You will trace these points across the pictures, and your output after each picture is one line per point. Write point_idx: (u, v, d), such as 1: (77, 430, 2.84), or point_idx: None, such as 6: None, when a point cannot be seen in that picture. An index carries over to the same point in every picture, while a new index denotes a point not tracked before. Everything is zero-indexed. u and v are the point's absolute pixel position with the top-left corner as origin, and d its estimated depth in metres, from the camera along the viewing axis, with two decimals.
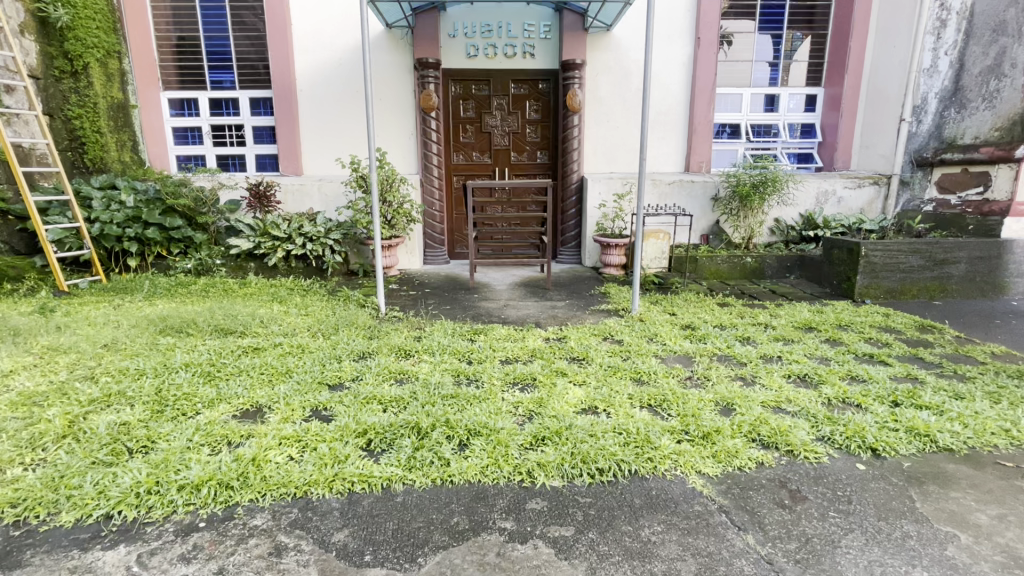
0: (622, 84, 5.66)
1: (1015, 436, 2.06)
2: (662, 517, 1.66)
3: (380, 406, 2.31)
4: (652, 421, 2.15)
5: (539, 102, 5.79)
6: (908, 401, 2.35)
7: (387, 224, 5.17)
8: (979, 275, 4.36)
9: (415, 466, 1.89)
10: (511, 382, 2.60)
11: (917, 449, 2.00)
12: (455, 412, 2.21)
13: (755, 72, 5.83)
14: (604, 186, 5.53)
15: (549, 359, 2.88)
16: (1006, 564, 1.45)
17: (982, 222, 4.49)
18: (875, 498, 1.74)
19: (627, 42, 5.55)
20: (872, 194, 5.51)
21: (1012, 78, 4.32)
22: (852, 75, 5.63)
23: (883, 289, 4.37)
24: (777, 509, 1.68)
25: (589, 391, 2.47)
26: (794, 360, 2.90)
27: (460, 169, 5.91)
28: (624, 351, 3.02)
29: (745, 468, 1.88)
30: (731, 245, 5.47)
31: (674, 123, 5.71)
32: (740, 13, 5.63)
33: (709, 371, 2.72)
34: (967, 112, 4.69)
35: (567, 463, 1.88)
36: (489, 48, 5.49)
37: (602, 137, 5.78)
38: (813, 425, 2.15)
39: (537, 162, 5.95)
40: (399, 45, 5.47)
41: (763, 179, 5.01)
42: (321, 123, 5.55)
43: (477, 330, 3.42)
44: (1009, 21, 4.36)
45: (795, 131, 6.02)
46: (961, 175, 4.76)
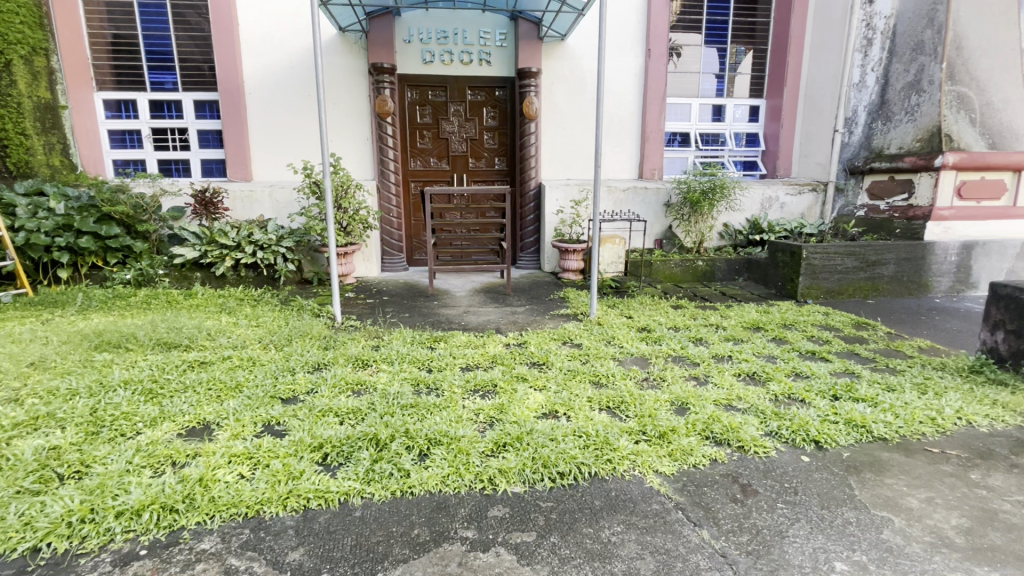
0: (577, 93, 5.77)
1: (940, 424, 2.23)
2: (622, 517, 1.69)
3: (337, 419, 2.25)
4: (611, 422, 2.19)
5: (496, 109, 5.84)
6: (846, 395, 2.50)
7: (342, 230, 5.05)
8: (906, 275, 4.70)
9: (373, 479, 1.85)
10: (472, 390, 2.59)
11: (855, 439, 2.13)
12: (415, 422, 2.17)
13: (702, 83, 6.09)
14: (561, 193, 5.60)
15: (509, 365, 2.89)
16: (934, 544, 1.56)
17: (907, 226, 4.83)
18: (819, 487, 1.84)
19: (581, 52, 5.68)
20: (811, 201, 5.85)
21: (931, 93, 4.71)
22: (791, 88, 5.96)
23: (823, 289, 4.64)
24: (730, 504, 1.75)
25: (549, 395, 2.49)
26: (742, 359, 3.03)
27: (417, 175, 5.87)
28: (583, 354, 3.07)
29: (699, 465, 1.95)
30: (683, 249, 5.67)
31: (627, 131, 5.87)
32: (688, 27, 5.88)
33: (664, 372, 2.80)
34: (892, 124, 5.06)
35: (528, 468, 1.89)
36: (445, 55, 5.47)
37: (558, 145, 5.86)
38: (762, 421, 2.25)
39: (495, 168, 5.99)
40: (353, 50, 5.38)
41: (712, 186, 5.22)
42: (272, 127, 5.37)
43: (437, 337, 3.38)
44: (927, 41, 4.76)
45: (740, 140, 6.32)
46: (888, 183, 5.09)
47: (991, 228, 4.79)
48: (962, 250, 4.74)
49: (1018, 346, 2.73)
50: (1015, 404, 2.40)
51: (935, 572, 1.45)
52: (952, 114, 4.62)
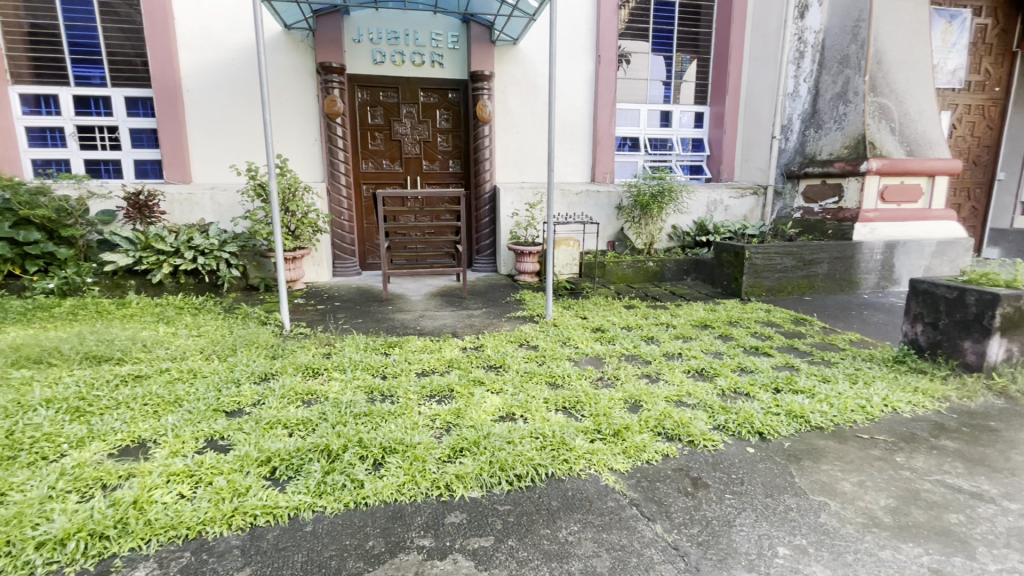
0: (530, 97, 5.82)
1: (869, 411, 2.39)
2: (578, 516, 1.70)
3: (286, 431, 2.16)
4: (567, 423, 2.22)
5: (449, 111, 5.81)
6: (787, 387, 2.65)
7: (290, 234, 4.88)
8: (838, 273, 5.02)
9: (325, 491, 1.79)
10: (428, 396, 2.55)
11: (795, 429, 2.26)
12: (368, 431, 2.12)
13: (651, 89, 6.29)
14: (516, 196, 5.64)
15: (466, 369, 2.87)
16: (866, 524, 1.67)
17: (838, 227, 5.16)
18: (763, 477, 1.93)
19: (533, 57, 5.73)
20: (752, 203, 6.15)
21: (856, 104, 5.05)
22: (732, 96, 6.26)
23: (764, 287, 4.88)
24: (682, 497, 1.81)
25: (506, 397, 2.49)
26: (691, 356, 3.14)
27: (369, 177, 5.74)
28: (540, 356, 3.10)
29: (652, 461, 2.00)
30: (635, 250, 5.82)
31: (579, 135, 5.98)
32: (635, 35, 6.08)
33: (618, 371, 2.86)
34: (823, 132, 5.40)
35: (485, 472, 1.88)
36: (396, 55, 5.39)
37: (512, 148, 5.88)
38: (710, 415, 2.34)
39: (449, 171, 5.95)
40: (300, 49, 5.22)
41: (661, 189, 5.40)
42: (212, 127, 5.11)
43: (392, 343, 3.32)
44: (851, 55, 5.11)
45: (687, 145, 6.57)
46: (820, 187, 5.43)
47: (910, 229, 5.20)
48: (887, 249, 5.10)
49: (935, 337, 2.97)
50: (933, 390, 2.61)
51: (867, 550, 1.55)
52: (875, 123, 4.98)
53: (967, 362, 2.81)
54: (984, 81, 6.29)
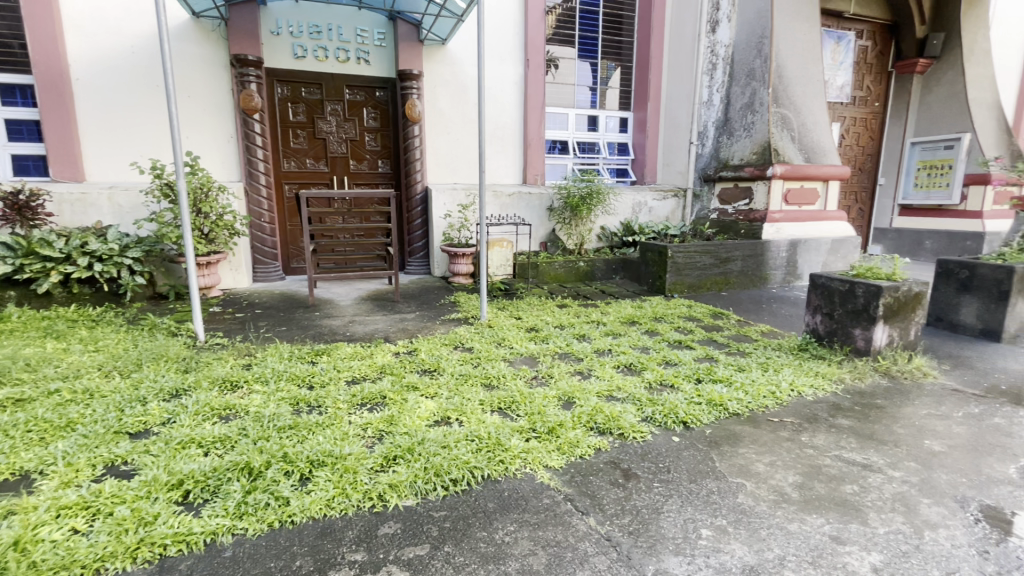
0: (460, 98, 5.78)
1: (779, 396, 2.61)
2: (515, 516, 1.71)
3: (200, 450, 1.99)
4: (502, 423, 2.22)
5: (377, 110, 5.65)
6: (707, 377, 2.82)
7: (203, 238, 4.52)
8: (750, 270, 5.42)
9: (246, 512, 1.67)
10: (358, 405, 2.46)
11: (715, 416, 2.41)
12: (294, 445, 2.01)
13: (578, 94, 6.48)
14: (448, 197, 5.58)
15: (398, 374, 2.80)
16: (777, 501, 1.81)
17: (750, 227, 5.57)
18: (688, 463, 2.04)
19: (462, 58, 5.70)
20: (674, 205, 6.51)
21: (762, 113, 5.48)
22: (653, 103, 6.59)
23: (686, 284, 5.18)
24: (614, 489, 1.87)
25: (440, 401, 2.46)
26: (621, 351, 3.26)
27: (292, 177, 5.46)
28: (474, 358, 3.09)
29: (585, 456, 2.06)
30: (566, 251, 5.97)
31: (510, 137, 6.03)
32: (562, 41, 6.26)
33: (552, 369, 2.92)
34: (734, 138, 5.82)
35: (420, 479, 1.84)
36: (319, 50, 5.18)
37: (442, 148, 5.80)
38: (639, 408, 2.45)
39: (378, 171, 5.78)
40: (210, 38, 4.86)
41: (589, 192, 5.57)
42: (108, 120, 4.63)
43: (319, 350, 3.17)
44: (757, 68, 5.54)
45: (613, 149, 6.82)
46: (733, 189, 5.85)
47: (810, 229, 5.72)
48: (791, 247, 5.57)
49: (832, 326, 3.28)
50: (831, 374, 2.89)
51: (778, 525, 1.68)
52: (778, 132, 5.43)
53: (858, 347, 3.14)
54: (867, 96, 7.09)
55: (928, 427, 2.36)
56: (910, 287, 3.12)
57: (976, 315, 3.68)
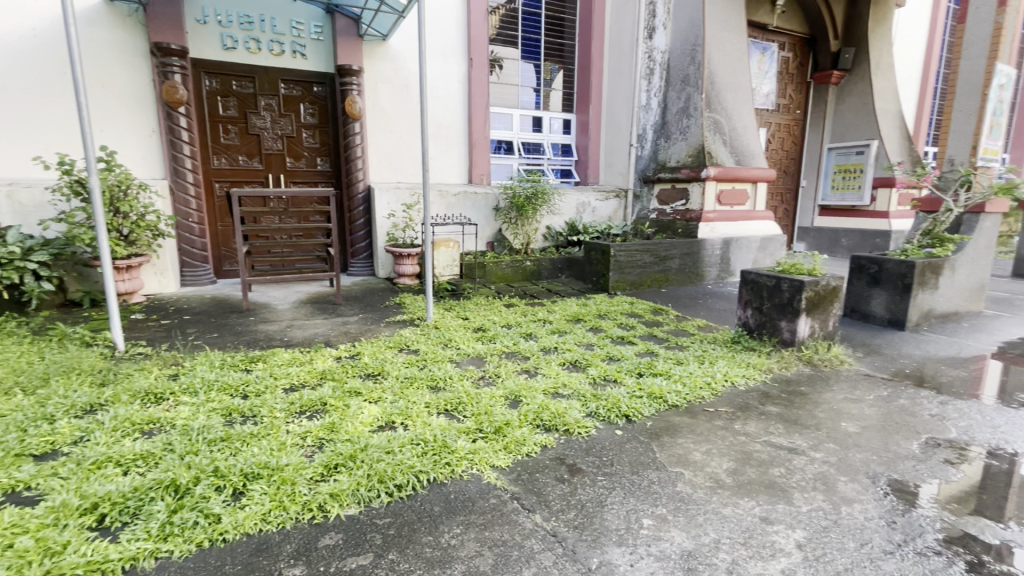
0: (403, 95, 5.66)
1: (714, 387, 2.75)
2: (461, 518, 1.70)
3: (119, 469, 1.84)
4: (448, 425, 2.20)
5: (315, 105, 5.44)
6: (648, 371, 2.93)
7: (122, 239, 4.20)
8: (687, 267, 5.67)
9: (172, 533, 1.55)
10: (297, 413, 2.35)
11: (656, 409, 2.50)
12: (226, 458, 1.89)
13: (522, 95, 6.54)
14: (392, 196, 5.46)
15: (340, 380, 2.70)
16: (713, 487, 1.90)
17: (687, 226, 5.83)
18: (630, 455, 2.10)
19: (404, 54, 5.58)
20: (616, 206, 6.66)
21: (696, 118, 5.74)
22: (595, 105, 6.76)
23: (628, 282, 5.34)
24: (559, 485, 1.89)
25: (384, 406, 2.40)
26: (567, 349, 3.32)
27: (223, 175, 5.16)
28: (420, 360, 3.04)
29: (532, 453, 2.07)
30: (513, 250, 5.99)
31: (455, 136, 5.99)
32: (506, 42, 6.30)
33: (499, 369, 2.92)
34: (671, 141, 6.06)
35: (363, 486, 1.79)
36: (251, 42, 4.95)
37: (385, 146, 5.66)
38: (584, 403, 2.50)
39: (317, 169, 5.56)
40: (126, 24, 4.50)
41: (534, 192, 5.62)
42: (5, 110, 4.18)
43: (254, 357, 3.01)
44: (691, 75, 5.79)
45: (557, 150, 6.92)
46: (671, 190, 6.09)
47: (741, 228, 6.06)
48: (724, 245, 5.88)
49: (761, 319, 3.48)
50: (761, 364, 3.07)
51: (713, 510, 1.77)
52: (711, 136, 5.71)
53: (784, 339, 3.36)
54: (789, 104, 7.59)
55: (844, 410, 2.56)
56: (829, 282, 3.37)
57: (884, 306, 4.03)
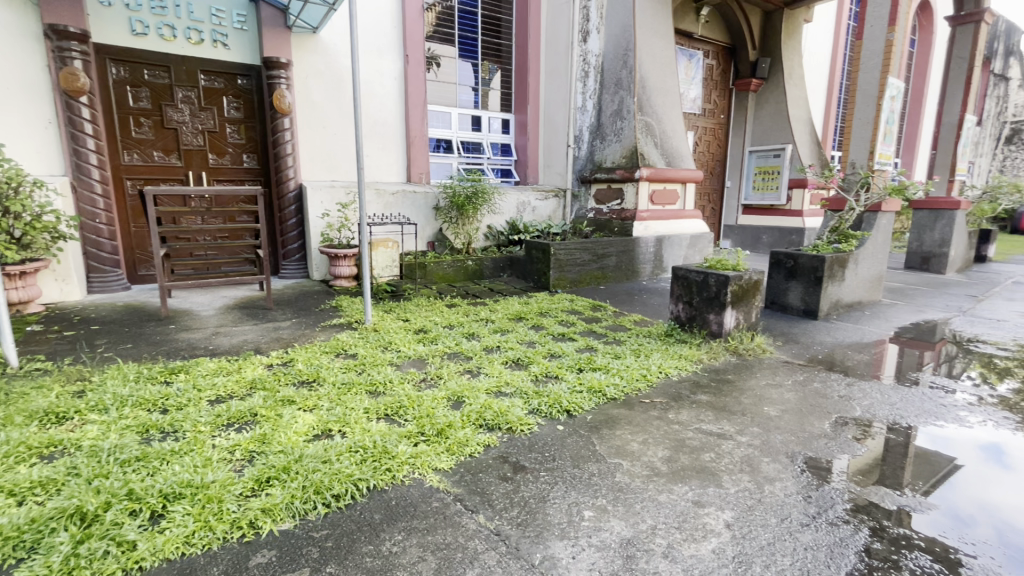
0: (336, 90, 5.45)
1: (649, 378, 2.87)
2: (403, 524, 1.66)
3: (12, 500, 1.64)
4: (389, 431, 2.15)
5: (239, 99, 5.13)
6: (587, 366, 3.00)
7: (13, 243, 3.77)
8: (624, 264, 5.87)
9: (76, 567, 1.40)
10: (224, 426, 2.21)
11: (595, 402, 2.57)
12: (142, 479, 1.74)
13: (460, 94, 6.50)
14: (325, 195, 5.25)
15: (272, 389, 2.56)
16: (649, 475, 1.98)
17: (623, 225, 6.03)
18: (571, 449, 2.15)
19: (336, 47, 5.38)
20: (555, 205, 6.76)
21: (629, 120, 5.96)
22: (533, 106, 6.83)
23: (568, 280, 5.45)
24: (502, 483, 1.90)
25: (320, 414, 2.30)
26: (509, 347, 3.34)
27: (136, 171, 4.76)
28: (358, 364, 2.94)
29: (474, 454, 2.07)
30: (454, 250, 5.94)
31: (391, 134, 5.85)
32: (443, 39, 6.24)
33: (441, 370, 2.89)
34: (606, 143, 6.25)
35: (298, 499, 1.71)
36: (164, 29, 4.58)
37: (318, 143, 5.42)
38: (526, 401, 2.53)
39: (243, 166, 5.24)
40: (13, 2, 3.99)
41: (474, 191, 5.59)
42: None
43: (175, 368, 2.80)
44: (623, 79, 6.00)
45: (497, 150, 6.94)
46: (607, 190, 6.28)
47: (672, 226, 6.36)
48: (658, 243, 6.13)
49: (691, 312, 3.67)
50: (692, 355, 3.24)
51: (650, 497, 1.84)
52: (643, 138, 5.94)
53: (712, 331, 3.55)
54: (714, 109, 8.05)
55: (766, 395, 2.75)
56: (751, 276, 3.61)
57: (800, 298, 4.37)
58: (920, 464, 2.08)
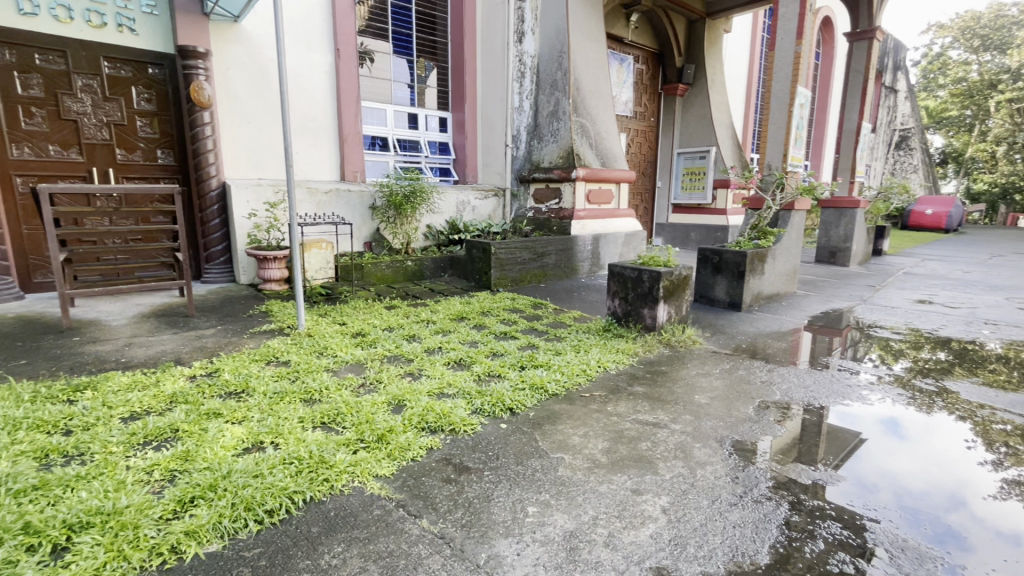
0: (261, 83, 5.15)
1: (589, 372, 2.95)
2: (342, 535, 1.61)
3: None
4: (326, 439, 2.06)
5: (150, 90, 4.73)
6: (529, 363, 3.04)
7: None
8: (563, 262, 5.99)
9: None
10: (140, 445, 2.03)
11: (538, 399, 2.61)
12: (41, 510, 1.56)
13: (396, 91, 6.37)
14: (252, 194, 4.95)
15: (196, 402, 2.38)
16: (590, 467, 2.03)
17: (561, 224, 6.14)
18: (514, 446, 2.17)
19: (259, 39, 5.08)
20: (495, 204, 6.77)
21: (565, 121, 6.09)
22: (470, 105, 6.81)
23: (509, 279, 5.48)
24: (445, 486, 1.88)
25: (250, 425, 2.17)
26: (451, 348, 3.31)
27: (28, 167, 4.27)
28: (291, 371, 2.80)
29: (417, 458, 2.03)
30: (392, 250, 5.82)
31: (323, 131, 5.63)
32: (376, 34, 6.08)
33: (380, 374, 2.81)
34: (543, 143, 6.36)
35: (226, 518, 1.61)
36: (58, 9, 4.15)
37: (242, 139, 5.10)
38: (468, 401, 2.52)
39: (157, 163, 4.84)
40: None
41: (412, 190, 5.49)
42: None
43: (80, 385, 2.53)
44: (558, 80, 6.12)
45: (435, 148, 6.86)
46: (545, 190, 6.37)
47: (608, 225, 6.56)
48: (595, 241, 6.31)
49: (627, 308, 3.81)
50: (628, 349, 3.36)
51: (591, 489, 1.89)
52: (579, 139, 6.09)
53: (646, 325, 3.71)
54: (644, 112, 8.39)
55: (697, 384, 2.91)
56: (681, 272, 3.79)
57: (725, 291, 4.65)
58: (831, 440, 2.28)
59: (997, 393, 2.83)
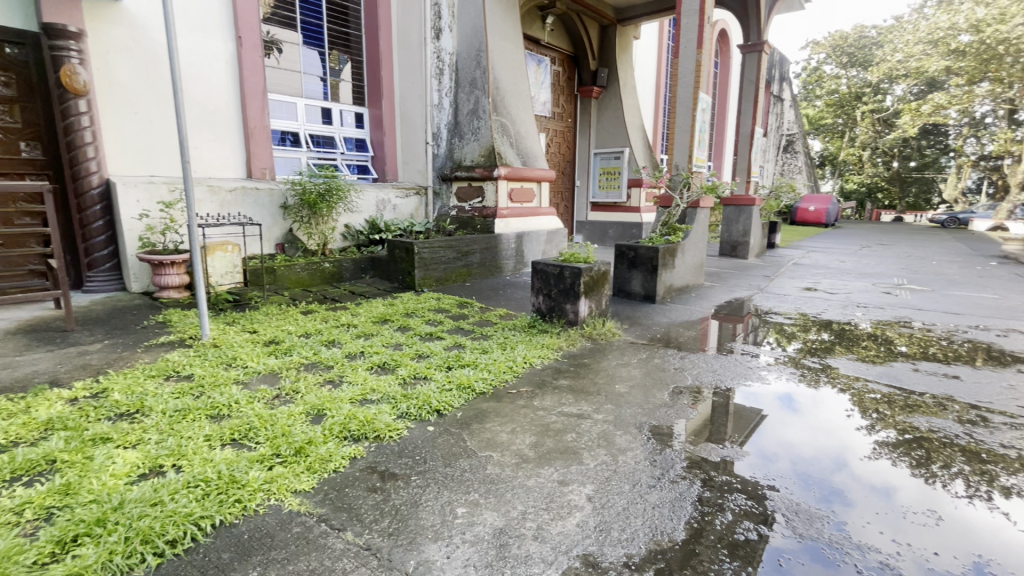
0: (149, 70, 4.65)
1: (515, 369, 2.98)
2: (258, 558, 1.50)
3: None
4: (236, 457, 1.91)
5: (8, 73, 4.13)
6: (456, 363, 3.01)
7: None
8: (488, 261, 6.01)
9: None
10: (5, 482, 1.76)
11: (465, 399, 2.59)
12: None
13: (307, 84, 6.06)
14: (142, 192, 4.46)
15: (78, 427, 2.11)
16: (517, 463, 2.06)
17: (485, 223, 6.16)
18: (442, 447, 2.15)
19: (145, 20, 4.58)
20: (417, 203, 6.63)
21: (485, 120, 6.12)
22: (388, 100, 6.60)
23: (434, 279, 5.41)
24: (371, 496, 1.81)
25: (146, 449, 1.96)
26: (374, 352, 3.20)
27: None
28: (195, 387, 2.56)
29: (339, 469, 1.94)
30: (308, 251, 5.51)
31: (225, 124, 5.20)
32: (283, 22, 5.71)
33: (297, 384, 2.65)
34: (465, 142, 6.35)
35: (119, 554, 1.43)
36: None
37: (128, 131, 4.58)
38: (394, 405, 2.45)
39: (21, 157, 4.23)
40: None
41: (328, 188, 5.22)
42: None
43: None
44: (478, 79, 6.14)
45: (351, 145, 6.59)
46: (467, 189, 6.36)
47: (531, 223, 6.66)
48: (519, 239, 6.38)
49: (551, 304, 3.90)
50: (552, 344, 3.44)
51: (519, 484, 1.91)
52: (500, 138, 6.15)
53: (569, 319, 3.82)
54: (562, 113, 8.62)
55: (617, 374, 3.04)
56: (600, 267, 3.94)
57: (641, 285, 4.90)
58: (737, 419, 2.48)
59: (868, 366, 3.24)
